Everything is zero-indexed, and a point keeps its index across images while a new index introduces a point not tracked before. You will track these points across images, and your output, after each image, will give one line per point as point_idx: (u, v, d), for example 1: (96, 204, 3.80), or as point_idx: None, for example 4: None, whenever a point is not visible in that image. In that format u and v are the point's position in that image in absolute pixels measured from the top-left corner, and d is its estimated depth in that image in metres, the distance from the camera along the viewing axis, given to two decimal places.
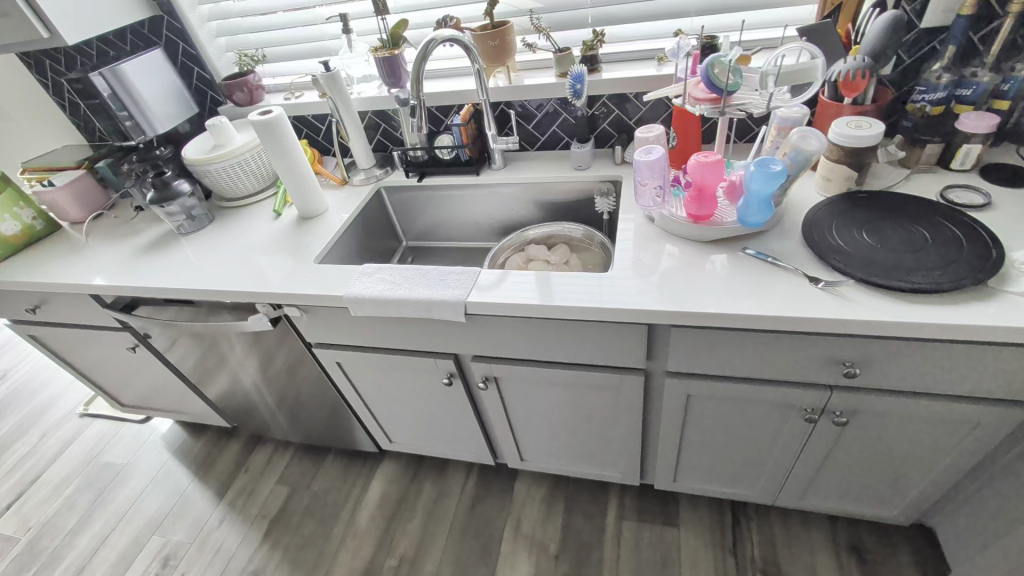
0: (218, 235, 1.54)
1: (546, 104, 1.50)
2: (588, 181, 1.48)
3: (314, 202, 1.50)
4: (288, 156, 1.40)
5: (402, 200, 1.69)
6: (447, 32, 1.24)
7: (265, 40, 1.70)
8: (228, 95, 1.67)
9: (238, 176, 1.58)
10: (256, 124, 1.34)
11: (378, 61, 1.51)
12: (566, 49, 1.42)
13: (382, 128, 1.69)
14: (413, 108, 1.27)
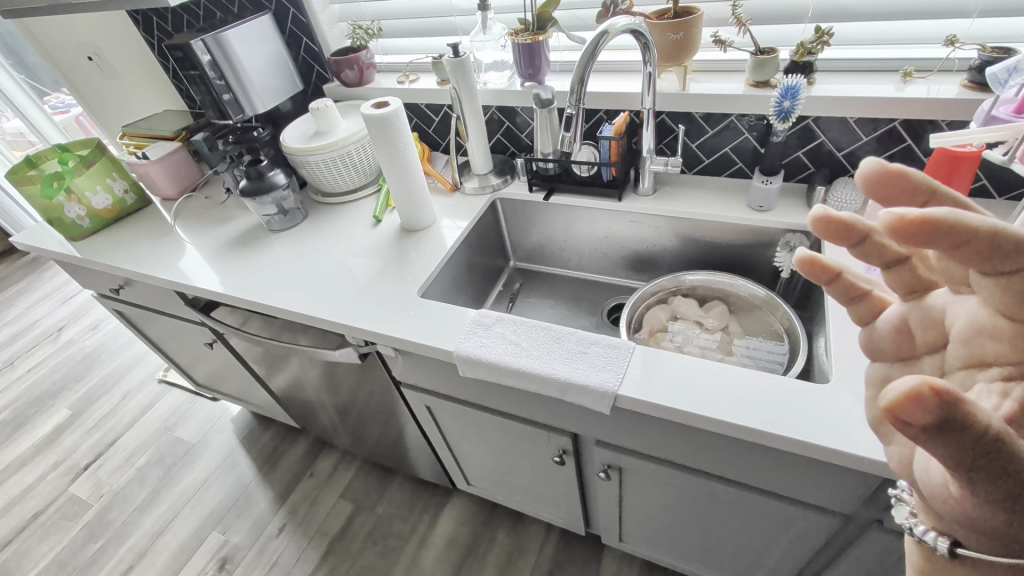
0: (310, 237, 1.35)
1: (726, 120, 1.16)
2: (768, 227, 1.14)
3: (420, 215, 1.26)
4: (401, 158, 1.15)
5: (517, 216, 1.43)
6: (624, 22, 0.91)
7: (383, 11, 1.46)
8: (337, 73, 1.47)
9: (339, 170, 1.37)
10: (368, 119, 1.08)
11: (516, 47, 1.23)
12: (770, 50, 1.06)
13: (505, 127, 1.42)
14: (568, 118, 0.96)
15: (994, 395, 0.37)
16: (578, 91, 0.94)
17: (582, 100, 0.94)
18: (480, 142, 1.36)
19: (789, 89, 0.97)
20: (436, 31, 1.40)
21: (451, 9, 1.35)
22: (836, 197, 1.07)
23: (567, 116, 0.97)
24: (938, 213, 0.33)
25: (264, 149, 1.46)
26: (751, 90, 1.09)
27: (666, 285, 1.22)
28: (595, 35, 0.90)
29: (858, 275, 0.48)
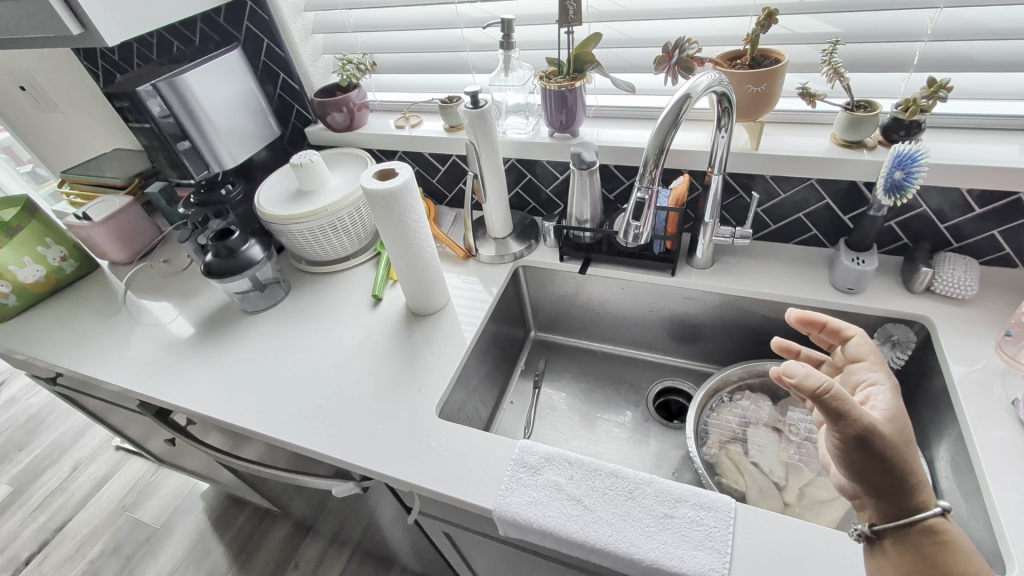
0: (294, 323, 1.12)
1: (802, 184, 0.97)
2: (858, 314, 0.94)
3: (430, 298, 1.05)
4: (410, 239, 0.93)
5: (542, 285, 1.22)
6: (706, 82, 0.70)
7: (378, 42, 1.22)
8: (323, 116, 1.24)
9: (328, 238, 1.15)
10: (370, 196, 0.85)
11: (545, 94, 1.01)
12: (867, 105, 0.87)
13: (527, 180, 1.20)
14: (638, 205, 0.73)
15: (858, 398, 0.60)
16: (651, 173, 0.72)
17: (658, 183, 0.72)
18: (500, 204, 1.13)
19: (903, 157, 0.78)
20: (442, 67, 1.18)
21: (461, 42, 1.12)
22: (945, 282, 0.88)
23: (635, 203, 0.74)
24: (816, 315, 0.67)
25: (234, 210, 1.22)
26: (841, 151, 0.89)
27: (739, 374, 1.02)
28: (676, 98, 0.69)
29: (814, 351, 0.69)
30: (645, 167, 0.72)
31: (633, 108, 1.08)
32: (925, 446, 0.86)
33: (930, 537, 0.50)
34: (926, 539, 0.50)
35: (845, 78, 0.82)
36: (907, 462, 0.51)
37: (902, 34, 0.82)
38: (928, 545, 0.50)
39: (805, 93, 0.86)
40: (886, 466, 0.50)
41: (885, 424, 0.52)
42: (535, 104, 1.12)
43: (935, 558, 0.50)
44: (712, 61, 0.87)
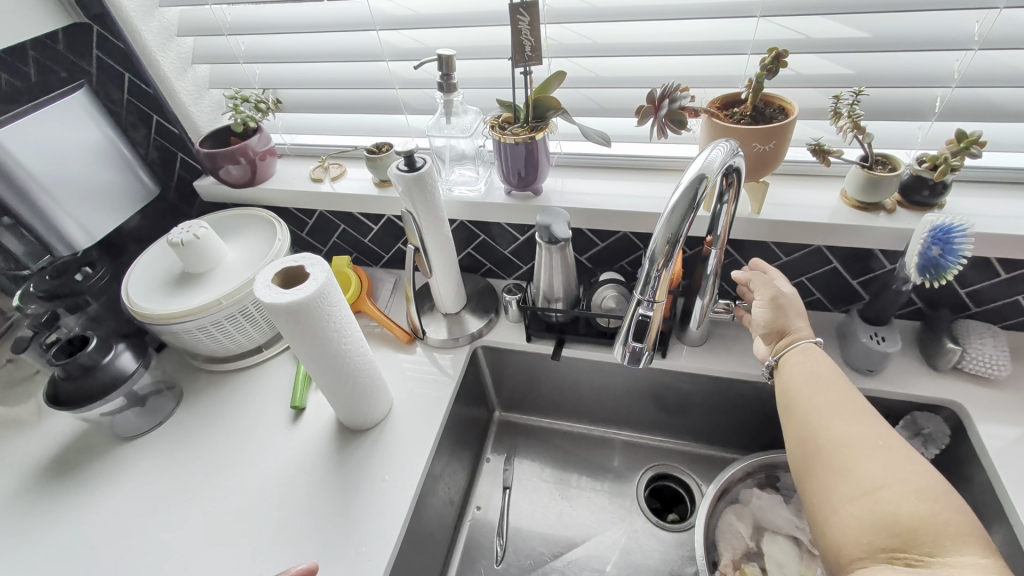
0: (190, 452, 0.86)
1: (805, 248, 0.82)
2: (878, 399, 0.81)
3: (367, 410, 0.82)
4: (334, 354, 0.70)
5: (505, 364, 1.02)
6: (720, 156, 0.53)
7: (282, 74, 0.97)
8: (214, 171, 0.97)
9: (228, 333, 0.89)
10: (269, 310, 0.61)
11: (500, 147, 0.81)
12: (888, 161, 0.72)
13: (480, 240, 1.00)
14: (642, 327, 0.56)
15: None
16: (656, 281, 0.54)
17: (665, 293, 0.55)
18: (449, 277, 0.92)
19: (941, 231, 0.65)
20: (365, 105, 0.94)
21: (388, 77, 0.89)
22: (974, 361, 0.76)
23: (637, 320, 0.57)
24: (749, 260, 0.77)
25: (99, 299, 0.93)
26: (855, 214, 0.76)
27: (749, 466, 0.85)
28: (684, 184, 0.51)
29: None
30: (647, 276, 0.54)
31: (605, 156, 0.90)
32: None
33: (806, 359, 0.66)
34: (800, 360, 0.66)
35: (867, 134, 0.67)
36: (800, 317, 0.70)
37: (926, 79, 0.68)
38: (805, 364, 0.65)
39: (817, 150, 0.70)
40: (783, 315, 0.70)
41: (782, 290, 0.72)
42: (483, 152, 0.91)
43: (809, 371, 0.64)
44: (708, 111, 0.70)
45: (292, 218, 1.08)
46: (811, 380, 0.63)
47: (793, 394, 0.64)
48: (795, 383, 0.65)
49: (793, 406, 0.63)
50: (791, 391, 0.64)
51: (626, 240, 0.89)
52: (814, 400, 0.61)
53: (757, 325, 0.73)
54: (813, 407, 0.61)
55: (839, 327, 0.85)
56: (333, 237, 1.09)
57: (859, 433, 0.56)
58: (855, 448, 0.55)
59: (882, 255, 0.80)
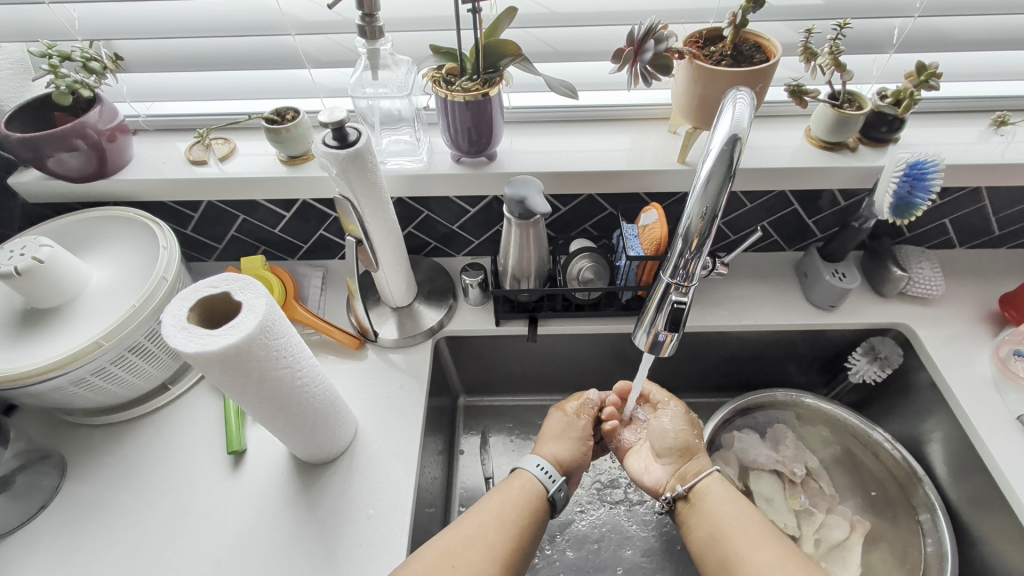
0: (99, 535, 0.67)
1: (770, 191, 0.81)
2: (839, 331, 0.85)
3: (334, 440, 0.68)
4: (289, 392, 0.55)
5: (468, 350, 0.90)
6: (750, 110, 0.45)
7: (117, 17, 0.70)
8: (38, 164, 0.69)
9: (120, 379, 0.68)
10: (195, 360, 0.46)
11: (446, 107, 0.66)
12: (854, 98, 0.71)
13: (422, 217, 0.86)
14: (677, 314, 0.52)
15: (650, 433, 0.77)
16: (690, 260, 0.49)
17: (698, 274, 0.51)
18: (398, 267, 0.78)
19: (915, 166, 0.65)
20: (252, 60, 0.72)
21: (281, 21, 0.69)
22: (917, 284, 0.83)
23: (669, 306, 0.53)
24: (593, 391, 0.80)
25: None
26: (822, 154, 0.74)
27: (743, 407, 0.87)
28: (716, 149, 0.44)
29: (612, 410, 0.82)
30: (676, 259, 0.50)
31: (559, 109, 0.80)
32: (921, 458, 0.82)
33: (727, 491, 0.66)
34: (730, 497, 0.65)
35: (845, 70, 0.64)
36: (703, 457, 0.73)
37: (890, 8, 0.66)
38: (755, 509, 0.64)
39: (794, 91, 0.67)
40: (693, 446, 0.73)
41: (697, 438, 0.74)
42: (420, 112, 0.74)
43: (745, 515, 0.63)
44: (690, 51, 0.62)
45: (170, 214, 0.84)
46: (742, 516, 0.63)
47: (726, 532, 0.62)
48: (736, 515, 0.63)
49: (729, 546, 0.60)
50: (725, 526, 0.62)
51: (591, 202, 0.81)
52: (750, 536, 0.60)
53: (664, 440, 0.73)
54: (752, 551, 0.59)
55: (797, 267, 0.89)
56: (231, 231, 0.87)
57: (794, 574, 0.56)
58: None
59: (838, 193, 0.81)
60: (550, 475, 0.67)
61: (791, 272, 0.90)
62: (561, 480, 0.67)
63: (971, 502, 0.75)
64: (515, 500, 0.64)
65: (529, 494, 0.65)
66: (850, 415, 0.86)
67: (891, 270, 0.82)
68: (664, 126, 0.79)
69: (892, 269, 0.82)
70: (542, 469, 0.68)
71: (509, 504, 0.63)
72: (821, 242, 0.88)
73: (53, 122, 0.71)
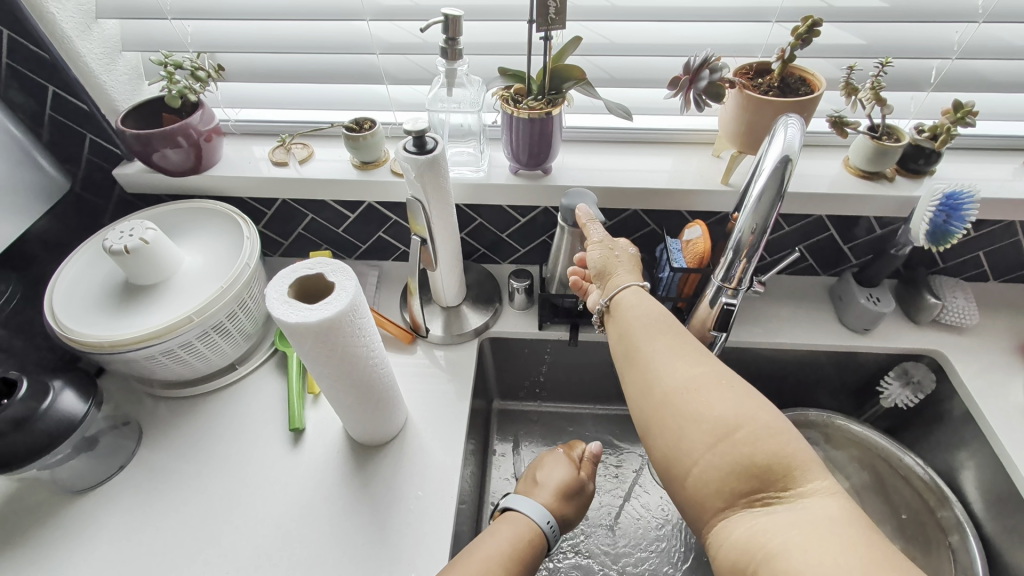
0: (170, 497, 0.72)
1: (808, 216, 0.85)
2: (872, 355, 0.88)
3: (391, 423, 0.73)
4: (363, 371, 0.61)
5: (509, 352, 0.95)
6: (800, 133, 0.50)
7: (225, 34, 0.80)
8: (143, 158, 0.78)
9: (200, 354, 0.75)
10: (293, 331, 0.52)
11: (511, 123, 0.73)
12: (893, 131, 0.75)
13: (475, 224, 0.92)
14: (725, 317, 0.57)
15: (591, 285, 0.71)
16: (741, 267, 0.54)
17: (747, 279, 0.56)
18: (453, 268, 0.83)
19: (951, 198, 0.68)
20: (337, 74, 0.81)
21: (368, 41, 0.77)
22: (951, 313, 0.85)
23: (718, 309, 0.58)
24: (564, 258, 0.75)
25: (8, 327, 0.73)
26: (860, 183, 0.79)
27: None
28: (768, 169, 0.49)
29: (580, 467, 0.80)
30: (726, 266, 0.55)
31: (611, 130, 0.86)
32: (953, 485, 0.84)
33: (645, 302, 0.62)
34: (639, 304, 0.61)
35: (886, 105, 0.69)
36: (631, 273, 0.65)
37: (929, 50, 0.71)
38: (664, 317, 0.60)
39: (836, 122, 0.72)
40: (618, 265, 0.66)
41: (625, 259, 0.67)
42: (486, 127, 0.81)
43: (645, 316, 0.60)
44: (740, 82, 0.67)
45: (247, 210, 0.92)
46: (650, 324, 0.59)
47: (635, 340, 0.59)
48: (639, 320, 0.60)
49: (637, 355, 0.58)
50: (636, 339, 0.59)
51: (636, 217, 0.86)
52: (655, 341, 0.57)
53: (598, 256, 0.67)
54: (659, 354, 0.56)
55: (831, 291, 0.92)
56: (299, 229, 0.95)
57: (703, 371, 0.54)
58: (696, 385, 0.53)
59: (874, 221, 0.85)
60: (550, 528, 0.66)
61: (824, 296, 0.93)
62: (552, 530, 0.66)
63: (1005, 531, 0.76)
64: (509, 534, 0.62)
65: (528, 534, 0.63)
66: (881, 438, 0.88)
67: (926, 298, 0.85)
68: (709, 151, 0.85)
69: (926, 297, 0.85)
70: (551, 527, 0.66)
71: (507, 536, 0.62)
72: (855, 268, 0.91)
73: (160, 121, 0.80)
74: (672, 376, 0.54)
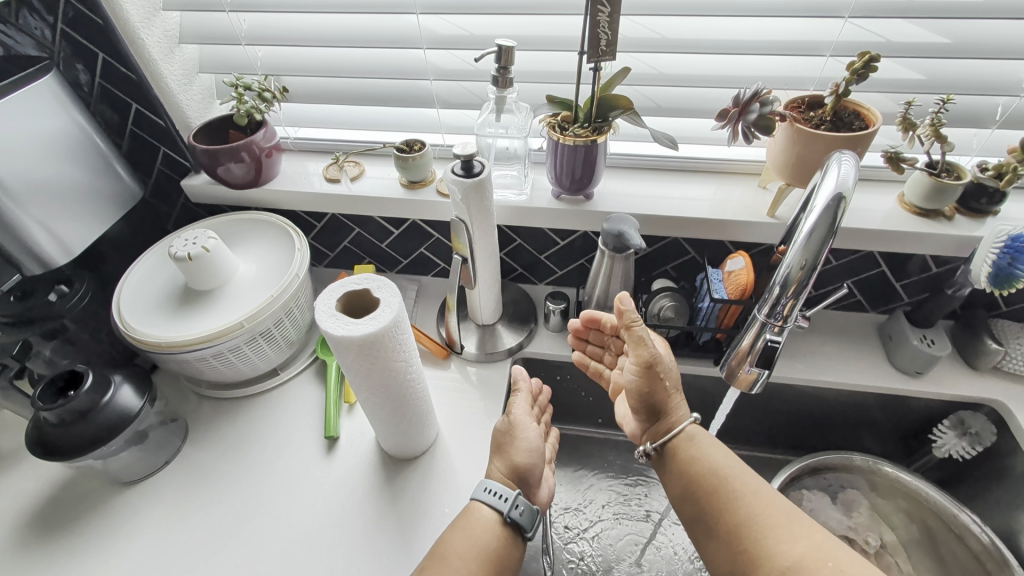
0: (209, 494, 0.75)
1: (859, 251, 0.82)
2: (925, 400, 0.83)
3: (422, 437, 0.74)
4: (401, 385, 0.62)
5: (542, 374, 0.94)
6: (854, 168, 0.49)
7: (292, 59, 0.85)
8: (209, 170, 0.83)
9: (247, 359, 0.78)
10: (338, 343, 0.54)
11: (556, 148, 0.74)
12: (953, 168, 0.73)
13: (514, 245, 0.93)
14: (769, 352, 0.56)
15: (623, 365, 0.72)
16: (787, 304, 0.53)
17: (794, 315, 0.54)
18: (490, 287, 0.84)
19: (1016, 240, 0.65)
20: (392, 98, 0.85)
21: (423, 67, 0.81)
22: (1015, 360, 0.80)
23: (761, 344, 0.57)
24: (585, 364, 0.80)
25: (78, 322, 0.79)
26: (916, 220, 0.76)
27: (820, 466, 0.86)
28: (820, 207, 0.48)
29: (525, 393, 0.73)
30: (771, 302, 0.54)
31: (654, 157, 0.86)
32: (1015, 548, 0.77)
33: (703, 448, 0.63)
34: (703, 454, 0.62)
35: (946, 142, 0.66)
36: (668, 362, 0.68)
37: (994, 87, 0.69)
38: (762, 499, 0.56)
39: (891, 157, 0.70)
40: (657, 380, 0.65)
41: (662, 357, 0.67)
42: (530, 151, 0.83)
43: (734, 463, 0.60)
44: (791, 115, 0.67)
45: (299, 222, 0.96)
46: (736, 477, 0.59)
47: (731, 478, 0.59)
48: (726, 467, 0.60)
49: (733, 497, 0.57)
50: (741, 482, 0.58)
51: (676, 245, 0.85)
52: (748, 506, 0.56)
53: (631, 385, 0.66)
54: (764, 499, 0.56)
55: (881, 330, 0.88)
56: (345, 242, 0.98)
57: (812, 542, 0.51)
58: (799, 527, 0.53)
59: (930, 259, 0.81)
60: (501, 496, 0.60)
61: (874, 334, 0.90)
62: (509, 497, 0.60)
63: None
64: (475, 544, 0.57)
65: (488, 525, 0.59)
66: (934, 490, 0.82)
67: (986, 343, 0.81)
68: (755, 181, 0.84)
69: (987, 342, 0.81)
70: (488, 488, 0.61)
71: (476, 545, 0.57)
72: (908, 306, 0.87)
73: (227, 138, 0.86)
74: (778, 545, 0.52)
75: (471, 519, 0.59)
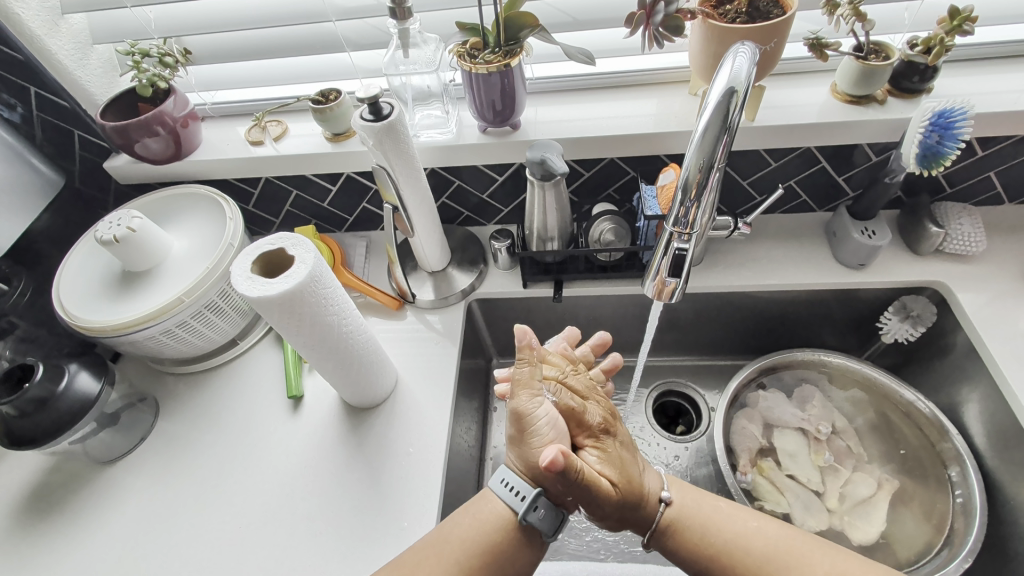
0: (188, 462, 0.78)
1: (796, 149, 0.80)
2: (869, 291, 0.84)
3: (379, 385, 0.76)
4: (338, 337, 0.64)
5: (499, 312, 0.95)
6: (747, 57, 0.47)
7: (187, 17, 0.81)
8: (125, 147, 0.80)
9: (199, 332, 0.79)
10: (257, 303, 0.55)
11: (470, 78, 0.71)
12: (879, 49, 0.70)
13: (454, 187, 0.91)
14: (679, 259, 0.57)
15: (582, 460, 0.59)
16: (691, 209, 0.53)
17: (701, 220, 0.54)
18: (432, 233, 0.84)
19: (942, 115, 0.64)
20: (300, 46, 0.81)
21: (323, 9, 0.76)
22: (954, 241, 0.81)
23: (673, 253, 0.58)
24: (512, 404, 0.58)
25: (26, 318, 0.80)
26: (847, 108, 0.74)
27: (771, 365, 0.89)
28: (712, 104, 0.47)
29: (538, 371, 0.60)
30: (678, 210, 0.54)
31: (579, 77, 0.83)
32: (956, 419, 0.81)
33: (703, 513, 0.61)
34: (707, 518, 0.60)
35: (867, 20, 0.63)
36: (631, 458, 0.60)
37: None
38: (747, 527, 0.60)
39: (814, 44, 0.67)
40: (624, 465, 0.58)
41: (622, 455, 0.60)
42: (449, 86, 0.80)
43: (682, 494, 0.62)
44: (702, 11, 0.63)
45: (234, 192, 0.94)
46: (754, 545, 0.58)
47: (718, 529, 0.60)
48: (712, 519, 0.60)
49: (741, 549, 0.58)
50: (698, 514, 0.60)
51: (614, 165, 0.83)
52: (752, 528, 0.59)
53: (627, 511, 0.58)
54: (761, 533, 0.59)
55: (827, 227, 0.88)
56: (286, 206, 0.97)
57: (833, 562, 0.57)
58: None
59: (869, 148, 0.80)
60: (519, 495, 0.55)
61: (821, 232, 0.89)
62: (531, 499, 0.55)
63: (1007, 463, 0.74)
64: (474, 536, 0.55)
65: (499, 519, 0.56)
66: (882, 376, 0.86)
67: (927, 227, 0.81)
68: (685, 89, 0.81)
69: (928, 225, 0.81)
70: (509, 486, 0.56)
71: (475, 536, 0.55)
72: (851, 200, 0.86)
73: (138, 111, 0.83)
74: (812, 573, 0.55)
75: (484, 508, 0.57)
